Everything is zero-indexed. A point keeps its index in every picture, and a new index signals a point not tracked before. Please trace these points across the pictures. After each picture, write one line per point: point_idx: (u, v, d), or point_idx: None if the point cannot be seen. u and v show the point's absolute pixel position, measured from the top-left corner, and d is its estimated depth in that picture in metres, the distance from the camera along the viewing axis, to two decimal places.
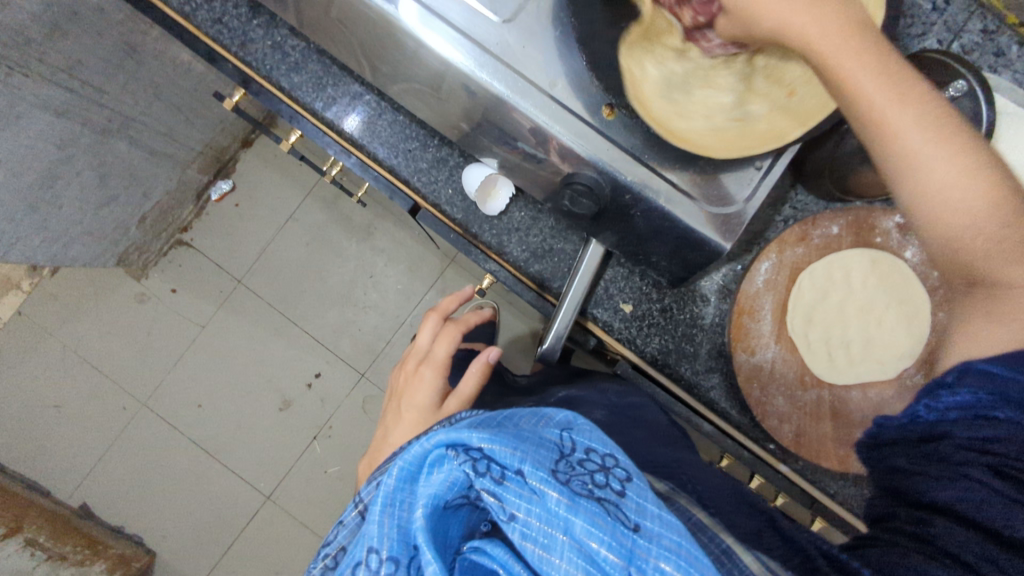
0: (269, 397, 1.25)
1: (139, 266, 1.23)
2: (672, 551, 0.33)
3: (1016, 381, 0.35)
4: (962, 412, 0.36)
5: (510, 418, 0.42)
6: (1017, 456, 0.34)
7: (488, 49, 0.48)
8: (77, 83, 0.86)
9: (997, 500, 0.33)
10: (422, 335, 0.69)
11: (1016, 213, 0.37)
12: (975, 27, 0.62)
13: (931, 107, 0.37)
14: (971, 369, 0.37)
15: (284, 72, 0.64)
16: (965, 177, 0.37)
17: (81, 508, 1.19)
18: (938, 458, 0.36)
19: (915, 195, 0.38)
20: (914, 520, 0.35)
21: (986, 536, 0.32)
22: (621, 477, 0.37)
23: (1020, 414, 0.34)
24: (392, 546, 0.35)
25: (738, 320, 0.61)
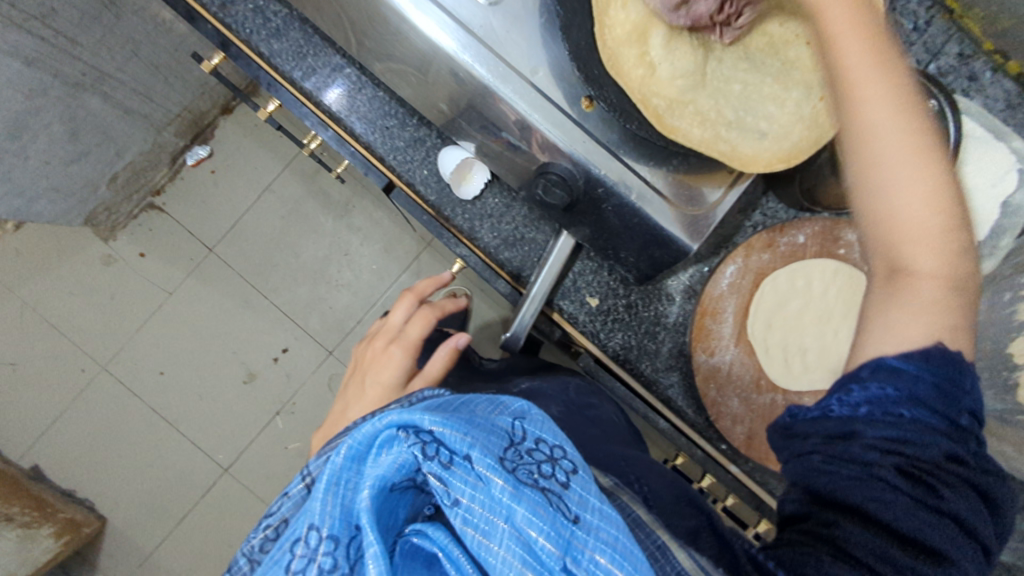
0: (233, 369, 1.23)
1: (108, 227, 1.21)
2: (608, 544, 0.34)
3: (924, 380, 0.36)
4: (873, 408, 0.37)
5: (466, 403, 0.42)
6: (925, 455, 0.36)
7: (471, 30, 0.48)
8: (51, 33, 0.84)
9: (904, 504, 0.35)
10: (395, 313, 0.69)
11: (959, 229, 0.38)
12: (951, 50, 0.63)
13: (914, 101, 0.38)
14: (882, 365, 0.37)
15: (264, 37, 0.63)
16: (914, 173, 0.38)
17: (33, 469, 1.17)
18: (849, 457, 0.36)
19: (863, 176, 0.39)
20: (826, 521, 0.36)
21: (891, 539, 0.34)
22: (567, 469, 0.38)
23: (929, 416, 0.36)
24: (334, 524, 0.35)
25: (701, 321, 0.62)
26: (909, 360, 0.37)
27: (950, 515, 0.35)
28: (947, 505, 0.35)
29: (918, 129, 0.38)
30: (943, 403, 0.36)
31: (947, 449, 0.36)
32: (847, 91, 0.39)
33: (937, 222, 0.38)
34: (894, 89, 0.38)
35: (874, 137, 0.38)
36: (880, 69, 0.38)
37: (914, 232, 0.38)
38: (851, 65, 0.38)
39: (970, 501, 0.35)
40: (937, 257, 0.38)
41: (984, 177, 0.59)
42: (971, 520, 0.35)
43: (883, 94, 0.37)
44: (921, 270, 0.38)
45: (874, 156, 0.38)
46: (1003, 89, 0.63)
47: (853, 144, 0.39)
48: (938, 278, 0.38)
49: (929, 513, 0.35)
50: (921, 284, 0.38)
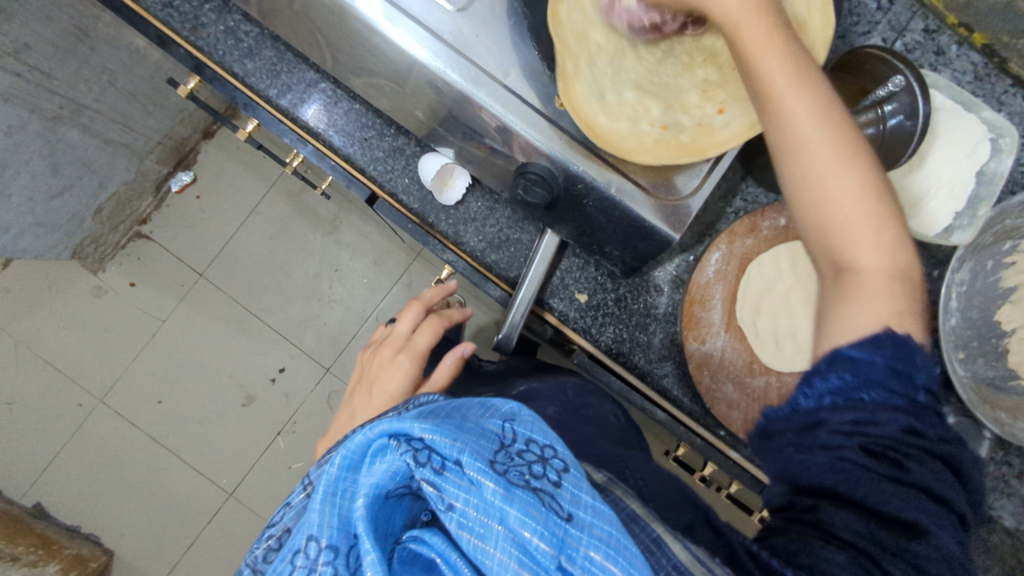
0: (231, 392, 1.23)
1: (96, 259, 1.20)
2: (602, 540, 0.34)
3: (878, 362, 0.36)
4: (836, 397, 0.37)
5: (457, 408, 0.42)
6: (885, 432, 0.36)
7: (442, 37, 0.48)
8: (25, 69, 0.84)
9: (873, 480, 0.35)
10: (400, 324, 0.68)
11: (877, 209, 0.39)
12: (917, 26, 0.64)
13: (828, 96, 0.39)
14: (840, 355, 0.37)
15: (237, 58, 0.63)
16: (850, 174, 0.38)
17: (35, 508, 1.16)
18: (818, 445, 0.37)
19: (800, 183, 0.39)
20: (806, 507, 0.37)
21: (874, 519, 0.35)
22: (558, 467, 0.38)
23: (884, 394, 0.36)
24: (332, 534, 0.35)
25: (690, 309, 0.62)
26: (864, 348, 0.37)
27: (927, 491, 0.35)
28: (916, 479, 0.35)
29: (834, 133, 0.38)
30: (901, 382, 0.36)
31: (905, 423, 0.36)
32: (774, 104, 0.39)
33: (869, 207, 0.38)
34: (809, 92, 0.38)
35: (803, 146, 0.39)
36: (801, 81, 0.38)
37: (851, 232, 0.39)
38: (773, 79, 0.38)
39: (936, 471, 0.36)
40: (875, 246, 0.38)
41: (956, 149, 0.62)
42: (940, 489, 0.35)
43: (809, 102, 0.38)
44: (864, 264, 0.38)
45: (805, 155, 0.39)
46: (970, 61, 0.65)
47: (785, 153, 0.40)
48: (881, 268, 0.38)
49: (898, 488, 0.35)
50: (867, 279, 0.38)
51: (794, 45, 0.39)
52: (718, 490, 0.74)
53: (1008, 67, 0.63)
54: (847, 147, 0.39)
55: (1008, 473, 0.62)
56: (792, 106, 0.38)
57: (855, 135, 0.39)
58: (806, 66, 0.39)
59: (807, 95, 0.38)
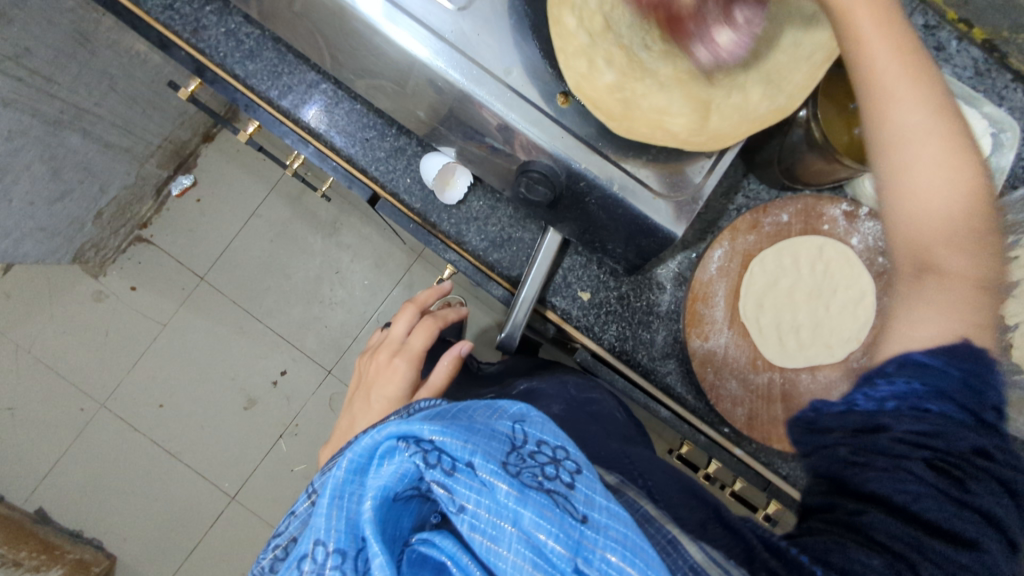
0: (233, 395, 1.23)
1: (97, 264, 1.20)
2: (618, 542, 0.34)
3: (951, 375, 0.38)
4: (899, 403, 0.39)
5: (463, 409, 0.42)
6: (952, 449, 0.37)
7: (444, 36, 0.48)
8: (26, 73, 0.84)
9: (932, 493, 0.36)
10: (397, 325, 0.69)
11: (976, 214, 0.39)
12: (916, 22, 0.64)
13: (937, 94, 0.38)
14: (909, 360, 0.39)
15: (238, 59, 0.63)
16: (947, 175, 0.38)
17: (37, 513, 1.16)
18: (878, 451, 0.38)
19: (893, 181, 0.39)
20: (852, 510, 0.37)
21: (918, 527, 0.35)
22: (571, 469, 0.38)
23: (950, 408, 0.38)
24: (340, 538, 0.35)
25: (692, 306, 0.62)
26: (935, 355, 0.38)
27: (986, 517, 0.35)
28: (979, 503, 0.35)
29: (946, 134, 0.38)
30: (966, 397, 0.38)
31: (973, 444, 0.37)
32: (869, 87, 0.37)
33: (964, 213, 0.38)
34: (923, 86, 0.37)
35: (905, 142, 0.38)
36: (914, 75, 0.37)
37: (941, 234, 0.39)
38: (880, 71, 0.37)
39: (999, 498, 0.36)
40: (969, 253, 0.38)
41: None
42: (1003, 517, 0.35)
43: (917, 101, 0.37)
44: (951, 270, 0.38)
45: (901, 154, 0.38)
46: (970, 57, 0.64)
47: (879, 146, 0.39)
48: (973, 276, 0.38)
49: (959, 507, 0.35)
50: (949, 284, 0.38)
51: (911, 38, 0.37)
52: (724, 488, 0.73)
53: (1009, 62, 0.63)
54: (951, 149, 0.38)
55: None
56: (898, 103, 0.37)
57: (962, 134, 0.38)
58: (921, 63, 0.37)
59: (919, 92, 0.37)
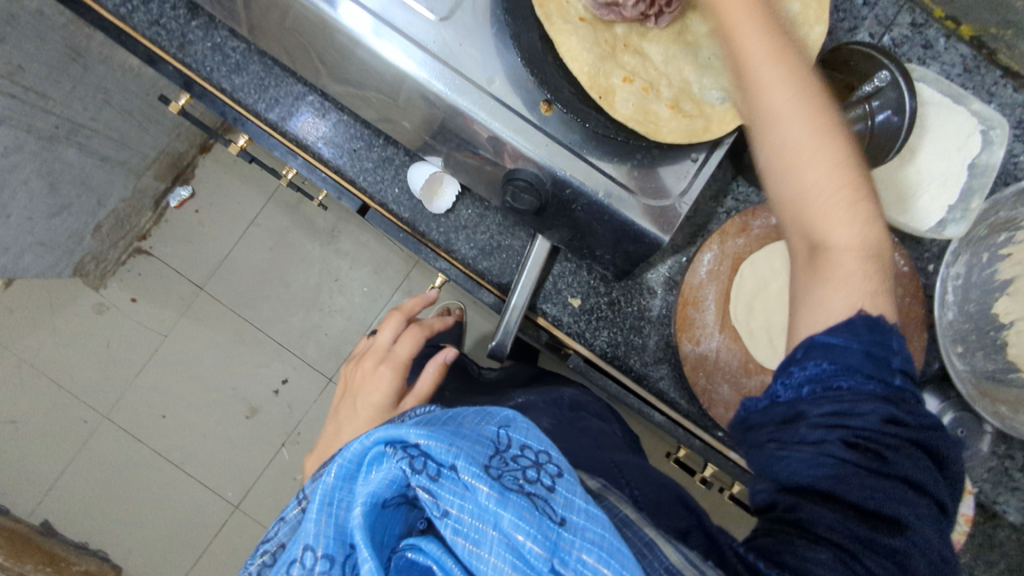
0: (235, 404, 1.23)
1: (97, 276, 1.21)
2: (594, 543, 0.34)
3: (854, 349, 0.37)
4: (817, 387, 0.38)
5: (454, 416, 0.42)
6: (867, 425, 0.36)
7: (426, 47, 0.48)
8: (21, 90, 0.84)
9: (856, 475, 0.35)
10: (382, 333, 0.69)
11: (851, 189, 0.40)
12: (904, 20, 0.64)
13: (808, 79, 0.42)
14: (815, 343, 0.39)
15: (225, 73, 0.63)
16: (821, 146, 0.40)
17: (42, 525, 1.16)
18: (802, 441, 0.37)
19: (778, 167, 0.42)
20: (787, 506, 0.36)
21: (852, 513, 0.35)
22: (553, 471, 0.37)
23: (863, 381, 0.37)
24: (329, 543, 0.35)
25: (684, 311, 0.62)
26: (839, 333, 0.38)
27: (908, 481, 0.36)
28: (897, 470, 0.36)
29: (822, 120, 0.41)
30: (877, 367, 0.37)
31: (884, 413, 0.36)
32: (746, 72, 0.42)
33: (844, 186, 0.40)
34: (788, 69, 0.41)
35: (778, 119, 0.41)
36: (775, 57, 0.41)
37: (823, 207, 0.40)
38: (752, 57, 0.42)
39: (915, 459, 0.36)
40: (853, 226, 0.40)
41: (946, 142, 0.61)
42: (923, 481, 0.36)
43: (783, 82, 0.41)
44: (838, 247, 0.40)
45: (778, 130, 0.41)
46: (958, 54, 0.64)
47: (762, 132, 0.42)
48: (853, 252, 0.40)
49: (881, 481, 0.35)
50: (837, 256, 0.40)
51: (772, 26, 0.42)
52: (723, 491, 0.73)
53: (998, 58, 0.64)
54: (829, 125, 0.41)
55: (1010, 467, 0.62)
56: (769, 85, 0.41)
57: (833, 112, 0.41)
58: (784, 51, 0.42)
59: (783, 76, 0.41)
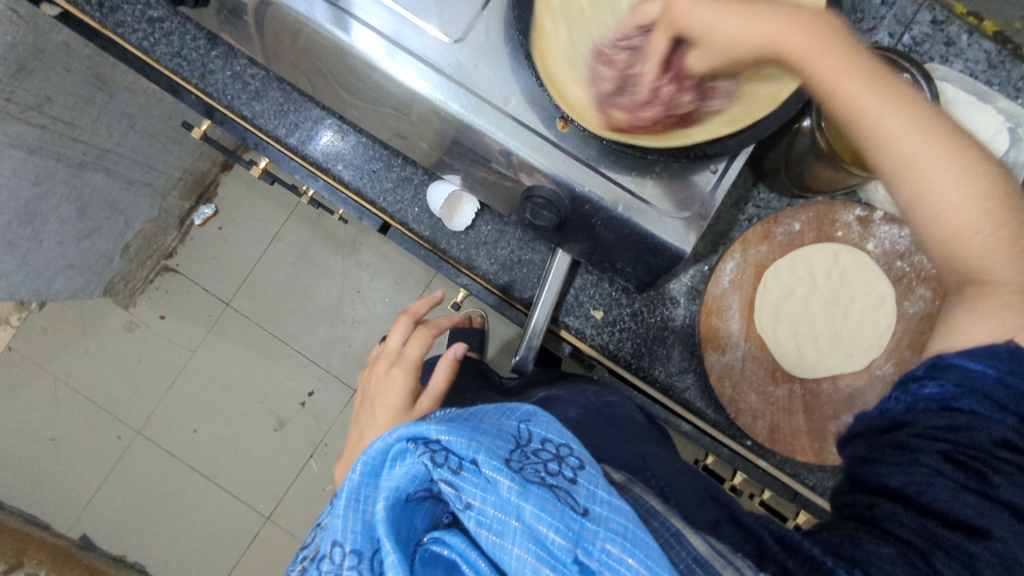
0: (264, 417, 1.25)
1: (127, 294, 1.24)
2: (618, 533, 0.34)
3: (987, 374, 0.36)
4: (930, 403, 0.38)
5: (475, 413, 0.42)
6: (972, 442, 0.36)
7: (441, 69, 0.49)
8: (48, 120, 0.86)
9: (948, 485, 0.35)
10: (391, 339, 0.68)
11: (1007, 213, 0.39)
12: (925, 17, 0.63)
13: (930, 116, 0.40)
14: (942, 362, 0.38)
15: (245, 101, 0.65)
16: (959, 183, 0.39)
17: (82, 539, 1.19)
18: (899, 447, 0.38)
19: (909, 198, 0.40)
20: (869, 505, 0.38)
21: (932, 518, 0.35)
22: (574, 465, 0.38)
23: (986, 407, 0.36)
24: (356, 539, 0.35)
25: (707, 321, 0.62)
26: (972, 357, 0.37)
27: (1011, 509, 0.34)
28: (1002, 495, 0.35)
29: (940, 143, 0.39)
30: (1009, 397, 0.36)
31: (998, 436, 0.36)
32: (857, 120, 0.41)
33: (996, 221, 0.39)
34: (912, 114, 0.40)
35: (911, 164, 0.40)
36: (896, 101, 0.40)
37: (982, 245, 0.39)
38: (862, 106, 0.40)
39: None
40: (1011, 257, 0.38)
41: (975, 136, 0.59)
42: None
43: (906, 125, 0.39)
44: (997, 275, 0.38)
45: (910, 172, 0.40)
46: (982, 50, 0.63)
47: (890, 175, 0.41)
48: (1012, 277, 0.38)
49: (978, 498, 0.35)
50: (1000, 290, 0.38)
51: (882, 73, 0.41)
52: (752, 498, 0.74)
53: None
54: (967, 157, 0.39)
55: None
56: (888, 127, 0.40)
57: (968, 142, 0.40)
58: (901, 94, 0.40)
59: (905, 116, 0.40)
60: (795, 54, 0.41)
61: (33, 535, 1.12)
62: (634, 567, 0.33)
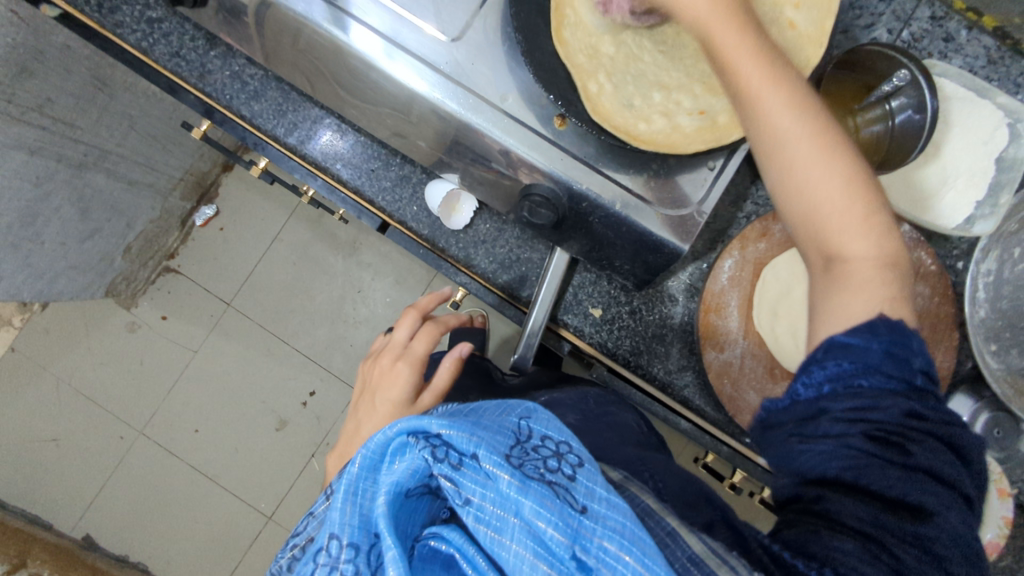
0: (265, 417, 1.25)
1: (129, 295, 1.24)
2: (617, 531, 0.34)
3: (873, 349, 0.38)
4: (836, 385, 0.38)
5: (476, 409, 0.43)
6: (888, 418, 0.37)
7: (438, 68, 0.49)
8: (50, 122, 0.86)
9: (881, 464, 0.36)
10: (397, 331, 0.68)
11: (868, 197, 0.40)
12: (924, 13, 0.63)
13: (807, 96, 0.41)
14: (834, 343, 0.39)
15: (244, 100, 0.65)
16: (828, 166, 0.40)
17: (85, 539, 1.20)
18: (822, 434, 0.38)
19: (783, 176, 0.41)
20: (814, 497, 0.37)
21: (878, 502, 0.36)
22: (574, 462, 0.38)
23: (886, 380, 0.37)
24: (353, 532, 0.36)
25: (706, 318, 0.62)
26: (860, 333, 0.38)
27: (928, 472, 0.36)
28: (920, 462, 0.36)
29: (818, 124, 0.40)
30: (897, 367, 0.38)
31: (905, 407, 0.37)
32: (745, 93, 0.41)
33: (858, 204, 0.40)
34: (794, 92, 0.40)
35: (788, 142, 0.40)
36: (777, 78, 0.40)
37: (842, 225, 0.40)
38: (750, 78, 0.40)
39: (939, 453, 0.37)
40: (868, 237, 0.40)
41: (974, 135, 0.61)
42: (944, 472, 0.37)
43: (783, 101, 0.40)
44: (855, 253, 0.40)
45: (782, 150, 0.41)
46: (981, 46, 0.63)
47: (767, 153, 0.41)
48: (872, 257, 0.39)
49: (905, 471, 0.36)
50: (857, 268, 0.39)
51: (766, 46, 0.41)
52: (752, 495, 0.74)
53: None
54: (830, 142, 0.40)
55: None
56: (770, 101, 0.40)
57: (835, 128, 0.41)
58: (784, 70, 0.41)
59: (783, 93, 0.40)
60: (714, 38, 0.41)
61: (35, 534, 1.13)
62: (631, 565, 0.33)
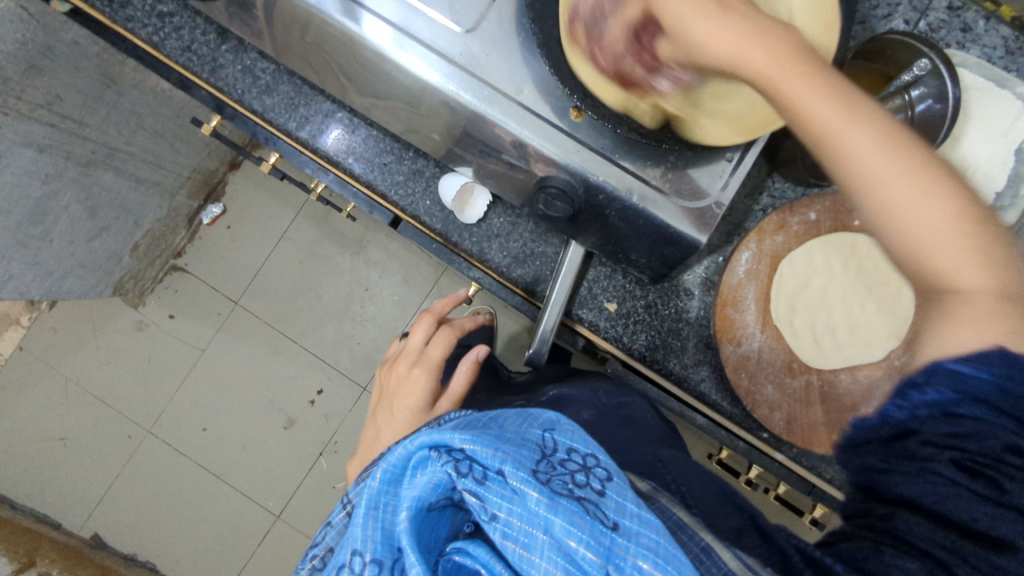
0: (273, 416, 1.25)
1: (136, 294, 1.24)
2: (650, 549, 0.33)
3: (983, 380, 0.34)
4: (931, 409, 0.35)
5: (495, 418, 0.42)
6: (982, 450, 0.34)
7: (453, 59, 0.48)
8: (58, 119, 0.86)
9: (965, 496, 0.33)
10: (414, 336, 0.68)
11: (973, 223, 0.35)
12: (940, 5, 0.62)
13: (892, 133, 0.36)
14: (941, 368, 0.35)
15: (255, 95, 0.64)
16: (925, 199, 0.35)
17: (94, 538, 1.20)
18: (909, 455, 0.35)
19: (875, 213, 0.37)
20: (882, 515, 0.36)
21: (953, 530, 0.33)
22: (601, 476, 0.37)
23: (986, 412, 0.34)
24: (376, 548, 0.35)
25: (723, 312, 0.61)
26: (975, 364, 0.34)
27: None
28: (1017, 502, 0.33)
29: (912, 159, 0.36)
30: (1006, 402, 0.34)
31: (1008, 442, 0.33)
32: (817, 133, 0.37)
33: (967, 233, 0.35)
34: (875, 126, 0.36)
35: (874, 178, 0.36)
36: (856, 116, 0.36)
37: (952, 260, 0.35)
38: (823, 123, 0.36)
39: None
40: (983, 267, 0.35)
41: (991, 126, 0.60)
42: None
43: (866, 137, 0.36)
44: (968, 285, 0.35)
45: (871, 188, 0.36)
46: (1000, 35, 0.62)
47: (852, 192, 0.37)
48: (989, 287, 0.34)
49: (997, 509, 0.33)
50: (975, 301, 0.34)
51: (840, 86, 0.37)
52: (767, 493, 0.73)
53: None
54: (928, 173, 0.36)
55: None
56: (849, 139, 0.36)
57: (928, 156, 0.36)
58: (862, 108, 0.36)
59: (865, 131, 0.36)
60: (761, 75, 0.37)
61: (41, 532, 1.12)
62: None
